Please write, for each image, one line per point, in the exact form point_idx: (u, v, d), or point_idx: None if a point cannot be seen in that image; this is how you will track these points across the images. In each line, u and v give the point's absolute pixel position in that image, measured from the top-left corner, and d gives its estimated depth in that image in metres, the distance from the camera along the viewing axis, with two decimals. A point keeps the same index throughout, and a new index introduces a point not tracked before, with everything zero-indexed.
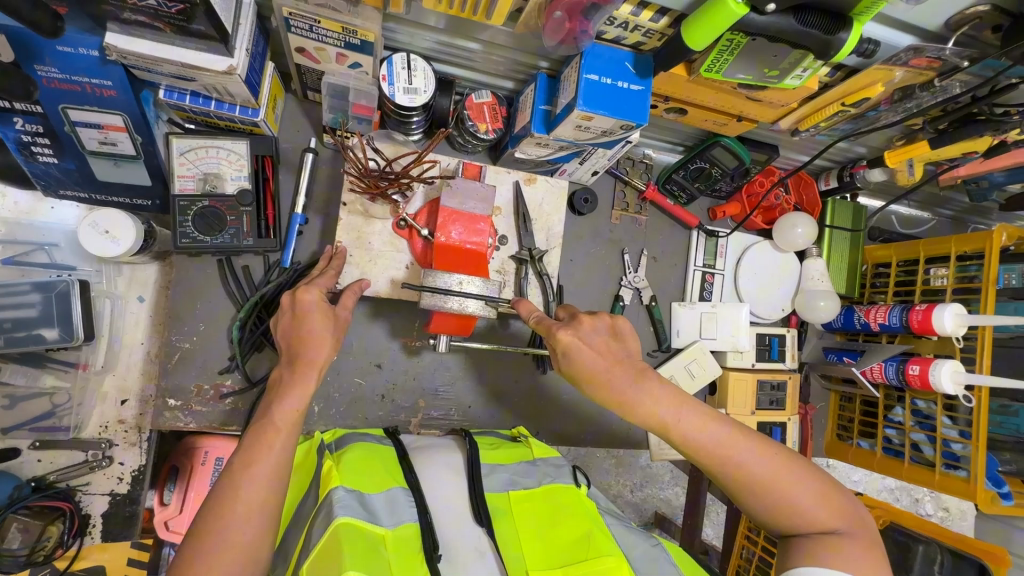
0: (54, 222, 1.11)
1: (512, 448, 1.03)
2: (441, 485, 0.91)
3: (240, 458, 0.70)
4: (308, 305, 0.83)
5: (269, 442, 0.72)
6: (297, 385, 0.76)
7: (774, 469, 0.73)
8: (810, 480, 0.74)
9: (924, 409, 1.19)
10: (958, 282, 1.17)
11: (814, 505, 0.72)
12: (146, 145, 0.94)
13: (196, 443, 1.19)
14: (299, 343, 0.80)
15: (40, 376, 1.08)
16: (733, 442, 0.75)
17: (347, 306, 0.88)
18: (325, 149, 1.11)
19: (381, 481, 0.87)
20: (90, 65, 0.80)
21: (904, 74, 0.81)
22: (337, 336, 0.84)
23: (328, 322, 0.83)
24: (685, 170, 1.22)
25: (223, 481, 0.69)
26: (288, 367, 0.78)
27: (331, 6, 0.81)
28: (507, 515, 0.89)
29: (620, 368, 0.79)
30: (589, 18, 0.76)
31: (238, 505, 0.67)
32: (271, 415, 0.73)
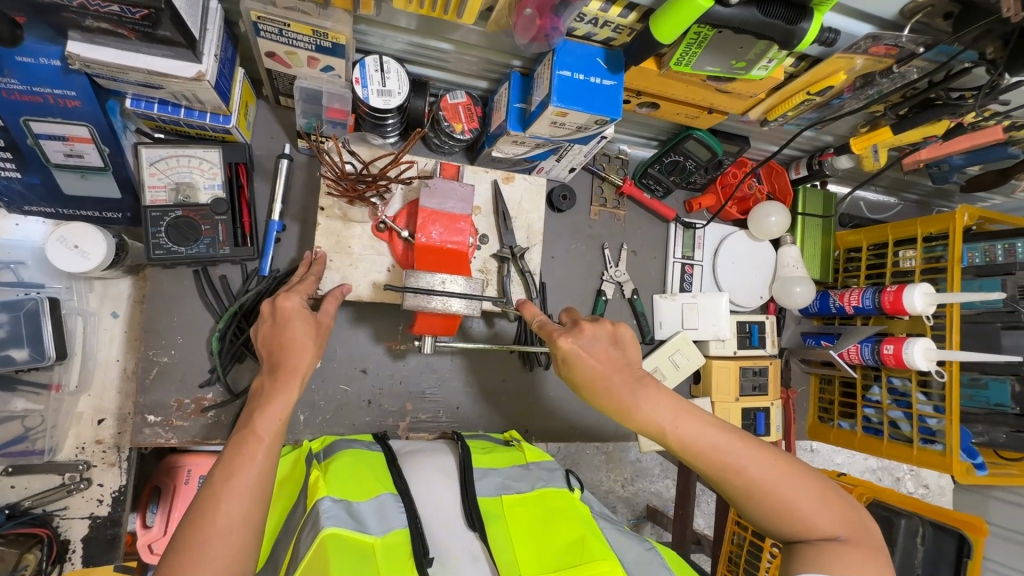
0: (20, 239, 1.07)
1: (502, 451, 1.02)
2: (432, 489, 0.91)
3: (220, 471, 0.69)
4: (290, 313, 0.82)
5: (251, 452, 0.70)
6: (279, 393, 0.75)
7: (776, 477, 0.74)
8: (811, 485, 0.75)
9: (900, 387, 1.22)
10: (926, 262, 1.21)
11: (814, 511, 0.73)
12: (114, 155, 0.92)
13: (179, 460, 1.17)
14: (281, 350, 0.79)
15: (10, 400, 1.04)
16: (734, 448, 0.75)
17: (329, 312, 0.87)
18: (300, 154, 1.10)
19: (370, 488, 0.86)
20: (52, 75, 0.78)
21: (864, 61, 0.83)
22: (320, 343, 0.83)
23: (311, 331, 0.82)
24: (660, 164, 1.24)
25: (204, 494, 0.67)
26: (270, 375, 0.77)
27: (300, 10, 0.80)
28: (498, 518, 0.88)
29: (619, 374, 0.79)
30: (559, 14, 0.76)
31: (220, 519, 0.65)
32: (254, 425, 0.72)
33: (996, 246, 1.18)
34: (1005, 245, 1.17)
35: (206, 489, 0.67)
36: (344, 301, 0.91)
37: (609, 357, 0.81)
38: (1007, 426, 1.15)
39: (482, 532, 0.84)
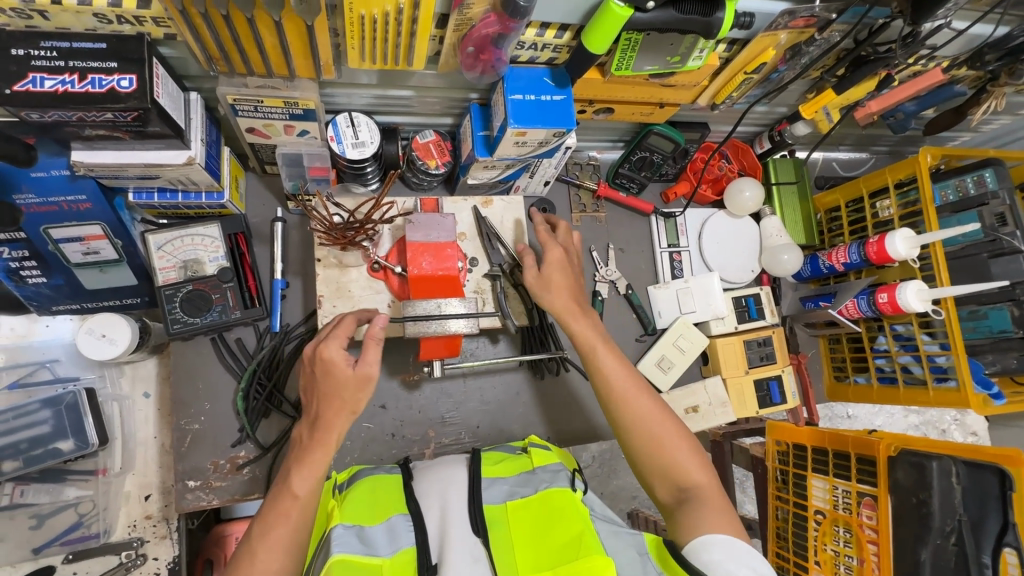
0: (52, 339, 1.17)
1: (511, 462, 0.99)
2: (442, 500, 0.88)
3: (259, 528, 0.77)
4: (335, 362, 0.82)
5: (286, 512, 0.78)
6: (315, 451, 0.81)
7: (654, 415, 0.93)
8: (682, 440, 0.91)
9: (904, 332, 1.24)
10: (903, 209, 1.25)
11: (682, 459, 0.90)
12: (127, 246, 1.01)
13: (225, 529, 1.24)
14: (322, 401, 0.83)
15: (62, 489, 1.12)
16: (629, 383, 0.95)
17: (371, 361, 0.82)
18: (292, 215, 1.18)
19: (382, 511, 0.87)
20: (63, 185, 0.87)
21: (788, 35, 0.89)
22: (361, 399, 0.83)
23: (353, 389, 0.82)
24: (629, 163, 1.31)
25: (244, 546, 0.77)
26: (310, 429, 0.83)
27: (270, 86, 0.88)
28: (503, 526, 0.86)
29: (564, 300, 1.01)
30: (499, 47, 0.84)
31: (255, 572, 0.74)
32: (290, 483, 0.79)
33: (965, 180, 1.21)
34: (975, 177, 1.20)
35: (246, 545, 0.76)
36: (383, 338, 0.84)
37: (560, 283, 1.02)
38: (1015, 351, 1.15)
39: (487, 537, 0.82)
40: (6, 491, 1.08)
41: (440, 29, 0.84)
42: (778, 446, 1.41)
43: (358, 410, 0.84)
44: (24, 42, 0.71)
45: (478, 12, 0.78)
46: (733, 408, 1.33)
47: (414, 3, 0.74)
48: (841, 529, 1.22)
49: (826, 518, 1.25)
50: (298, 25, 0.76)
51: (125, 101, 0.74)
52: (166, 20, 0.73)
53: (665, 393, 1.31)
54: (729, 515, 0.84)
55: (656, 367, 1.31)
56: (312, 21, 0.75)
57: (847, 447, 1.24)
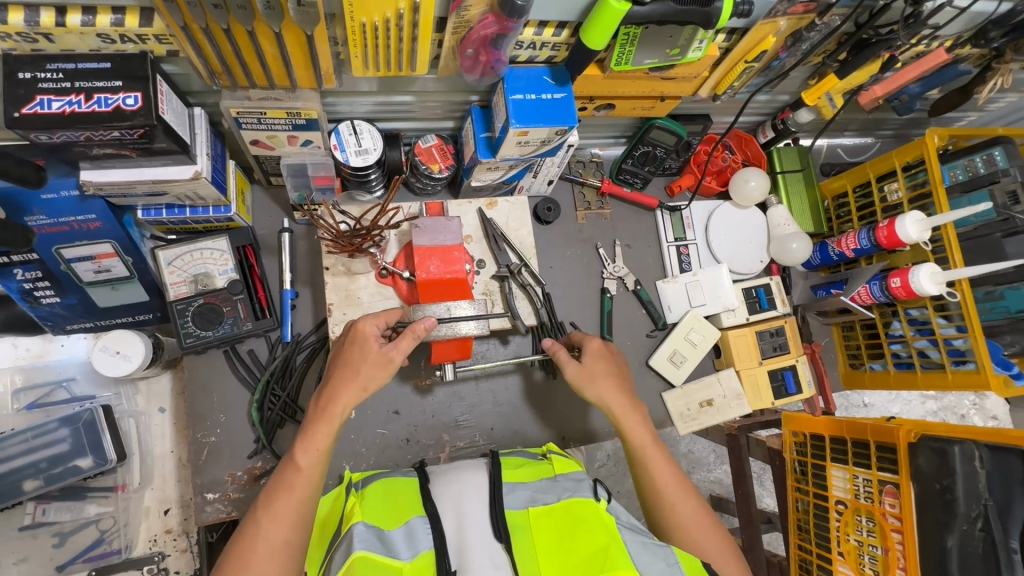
0: (67, 358, 1.18)
1: (531, 467, 0.99)
2: (460, 506, 0.88)
3: (264, 500, 0.78)
4: (365, 337, 0.86)
5: (290, 485, 0.78)
6: (321, 426, 0.81)
7: (697, 519, 0.92)
8: (721, 541, 0.91)
9: (919, 316, 1.23)
10: (912, 192, 1.23)
11: (721, 560, 0.90)
12: (137, 263, 1.02)
13: None
14: (334, 375, 0.85)
15: (83, 506, 1.13)
16: (675, 485, 0.94)
17: (403, 349, 0.85)
18: (299, 225, 1.19)
19: (401, 514, 0.87)
20: (73, 205, 0.88)
21: (787, 22, 0.89)
22: (375, 379, 0.85)
23: (371, 367, 0.84)
24: (632, 159, 1.30)
25: (250, 519, 0.77)
26: (318, 401, 0.84)
27: (272, 97, 0.89)
28: (525, 531, 0.85)
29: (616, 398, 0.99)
30: (498, 48, 0.84)
31: (260, 545, 0.74)
32: (295, 456, 0.80)
33: (975, 159, 1.19)
34: (984, 156, 1.18)
35: (250, 517, 0.76)
36: (424, 336, 0.87)
37: (603, 370, 1.02)
38: None
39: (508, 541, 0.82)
40: (29, 509, 1.10)
41: (439, 32, 0.84)
42: (795, 437, 1.40)
43: (369, 389, 0.85)
44: (31, 64, 0.72)
45: (476, 14, 0.78)
46: (748, 400, 1.31)
47: (413, 8, 0.75)
48: (863, 519, 1.21)
49: (848, 508, 1.24)
50: (299, 36, 0.77)
51: (131, 118, 0.75)
52: (169, 36, 0.74)
53: (678, 387, 1.31)
54: None
55: (669, 362, 1.31)
56: (312, 31, 0.75)
57: (866, 435, 1.22)
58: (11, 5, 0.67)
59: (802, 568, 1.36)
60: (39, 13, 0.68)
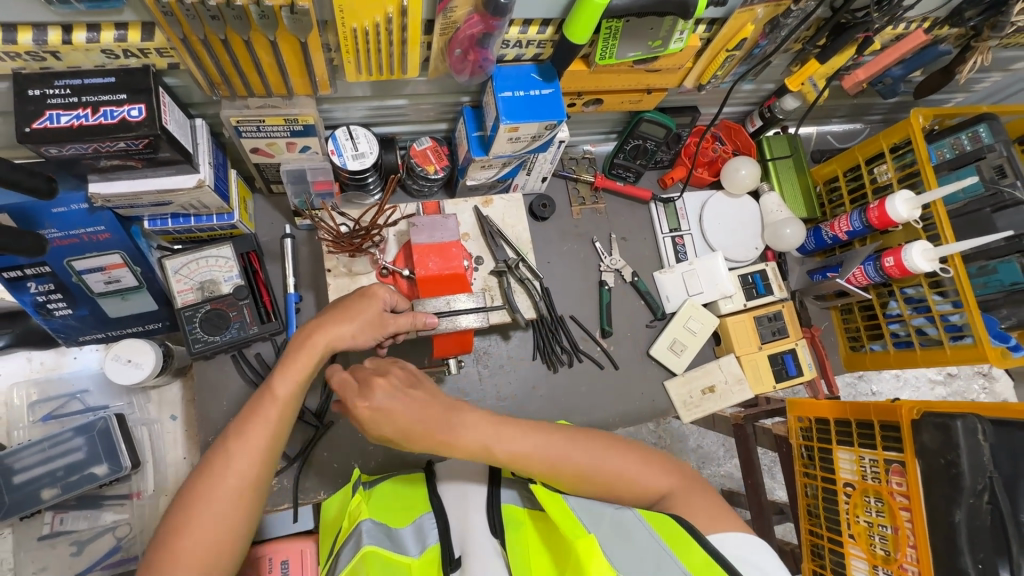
0: (80, 369, 1.21)
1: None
2: (463, 499, 0.89)
3: (236, 428, 0.77)
4: (377, 297, 0.87)
5: (265, 415, 0.78)
6: (300, 359, 0.81)
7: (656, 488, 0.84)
8: (629, 454, 0.85)
9: (915, 294, 1.24)
10: (901, 172, 1.25)
11: (641, 472, 0.84)
12: (145, 273, 1.05)
13: None
14: (325, 313, 0.85)
15: (99, 514, 1.15)
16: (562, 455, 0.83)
17: (401, 325, 0.88)
18: (301, 231, 1.22)
19: (409, 513, 0.90)
20: (82, 217, 0.92)
21: (764, 9, 0.91)
22: (364, 336, 0.86)
23: (371, 324, 0.86)
24: (623, 153, 1.33)
25: (217, 448, 0.76)
26: (300, 335, 0.84)
27: (270, 105, 0.92)
28: (520, 526, 0.84)
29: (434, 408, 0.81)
30: (485, 47, 0.87)
31: (230, 475, 0.73)
32: (273, 386, 0.79)
33: (961, 137, 1.21)
34: (969, 134, 1.20)
35: (221, 446, 0.75)
36: (423, 327, 0.91)
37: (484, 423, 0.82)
38: None
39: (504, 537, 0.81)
40: (47, 518, 1.13)
41: (427, 35, 0.87)
42: (800, 423, 1.41)
43: (355, 339, 0.85)
44: (41, 82, 0.76)
45: (462, 14, 0.81)
46: (749, 385, 1.33)
47: (402, 12, 0.78)
48: (872, 499, 1.21)
49: (857, 489, 1.24)
50: (293, 43, 0.80)
51: (136, 129, 0.78)
52: (170, 49, 0.77)
53: (680, 375, 1.33)
54: (715, 504, 0.81)
55: (669, 350, 1.33)
56: (306, 38, 0.78)
57: (870, 415, 1.22)
58: (21, 25, 0.70)
59: (815, 554, 1.35)
60: (47, 32, 0.71)
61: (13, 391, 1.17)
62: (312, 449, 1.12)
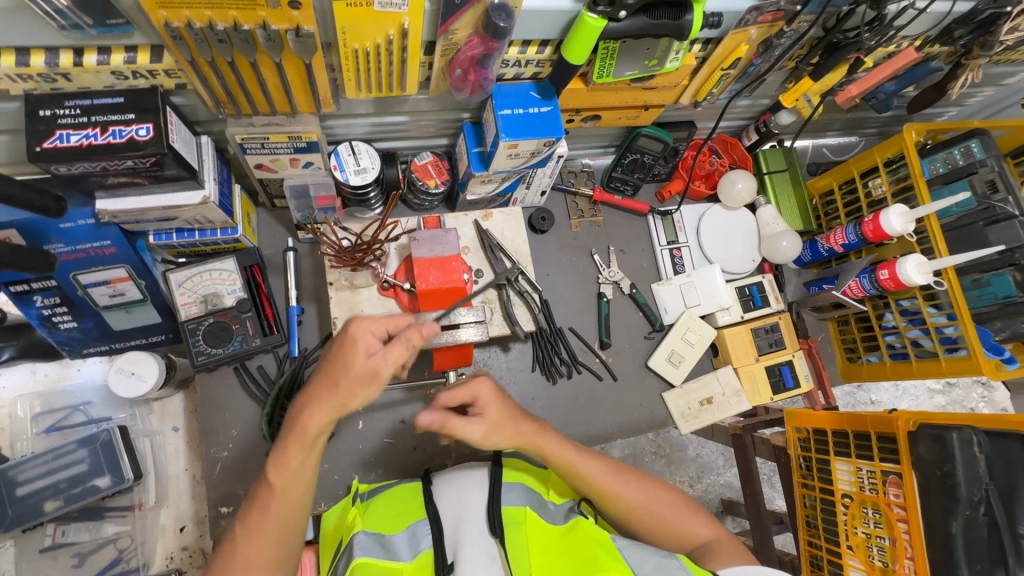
0: (83, 382, 1.22)
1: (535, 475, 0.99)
2: (460, 500, 0.90)
3: (242, 517, 0.79)
4: (356, 342, 0.74)
5: (265, 502, 0.78)
6: (291, 445, 0.77)
7: (673, 513, 0.95)
8: (669, 496, 0.97)
9: (910, 307, 1.25)
10: (895, 186, 1.27)
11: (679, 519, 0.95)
12: (149, 286, 1.07)
13: None
14: (316, 378, 0.77)
15: (102, 526, 1.16)
16: (611, 477, 0.94)
17: (390, 362, 0.73)
18: (303, 244, 1.23)
19: (404, 518, 0.89)
20: (89, 232, 0.93)
21: (758, 30, 0.94)
22: (357, 395, 0.73)
23: (357, 378, 0.73)
24: (621, 166, 1.35)
25: (234, 531, 0.78)
26: (293, 410, 0.79)
27: (274, 123, 0.94)
28: (520, 527, 0.86)
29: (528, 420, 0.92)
30: (485, 67, 0.89)
31: (236, 565, 0.75)
32: (271, 476, 0.78)
33: (953, 152, 1.23)
34: (962, 148, 1.21)
35: (230, 537, 0.77)
36: (419, 348, 0.74)
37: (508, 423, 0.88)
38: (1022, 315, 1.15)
39: (501, 537, 0.83)
40: (49, 530, 1.14)
41: (428, 55, 0.89)
42: (799, 434, 1.42)
43: (347, 406, 0.75)
44: (51, 103, 0.78)
45: (462, 36, 0.83)
46: (747, 396, 1.34)
47: (403, 34, 0.79)
48: (870, 510, 1.22)
49: (854, 500, 1.25)
50: (297, 64, 0.82)
51: (144, 148, 0.80)
52: (177, 70, 0.79)
53: (678, 386, 1.34)
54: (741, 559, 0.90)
55: (667, 362, 1.34)
56: (310, 59, 0.80)
57: (867, 427, 1.24)
58: (33, 48, 0.72)
59: (813, 564, 1.36)
60: (58, 55, 0.73)
61: (17, 403, 1.18)
62: (313, 461, 1.13)
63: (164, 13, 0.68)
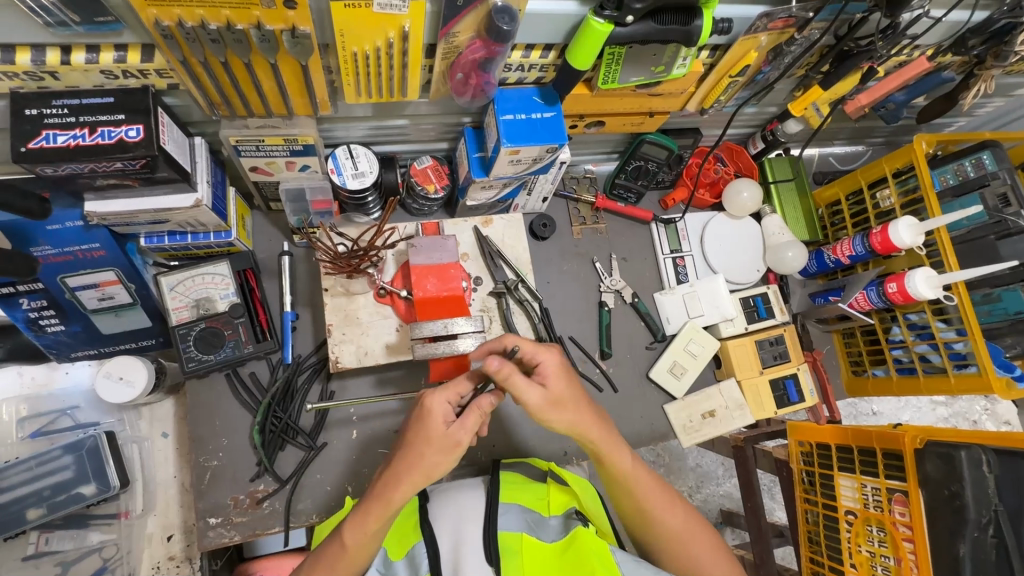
0: (71, 386, 1.19)
1: (532, 492, 0.95)
2: (457, 525, 0.87)
3: (312, 562, 0.83)
4: (435, 412, 0.76)
5: (333, 563, 0.80)
6: (370, 513, 0.78)
7: (686, 533, 0.89)
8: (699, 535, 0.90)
9: (918, 321, 1.22)
10: (904, 198, 1.25)
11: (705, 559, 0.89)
12: (139, 290, 1.04)
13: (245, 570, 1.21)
14: (407, 438, 0.79)
15: (86, 534, 1.13)
16: (649, 488, 0.89)
17: (468, 431, 0.76)
18: (299, 248, 1.21)
19: (405, 541, 0.88)
20: (77, 234, 0.90)
21: (768, 37, 0.91)
22: (440, 464, 0.75)
23: (437, 449, 0.75)
24: (625, 173, 1.33)
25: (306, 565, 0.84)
26: (385, 464, 0.80)
27: (270, 125, 0.92)
28: (516, 554, 0.82)
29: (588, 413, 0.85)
30: (487, 70, 0.86)
31: None
32: (345, 536, 0.79)
33: (964, 164, 1.20)
34: (973, 160, 1.19)
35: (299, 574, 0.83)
36: (491, 413, 0.78)
37: (571, 399, 0.82)
38: None
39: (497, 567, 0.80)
40: (32, 538, 1.10)
41: (429, 58, 0.87)
42: (802, 447, 1.39)
43: (433, 476, 0.76)
44: (37, 101, 0.75)
45: (464, 39, 0.81)
46: (750, 410, 1.31)
47: (403, 37, 0.77)
48: (875, 528, 1.19)
49: (857, 518, 1.22)
50: (293, 66, 0.79)
51: (133, 150, 0.77)
52: (169, 70, 0.77)
53: (680, 399, 1.31)
54: None
55: (669, 373, 1.31)
56: (307, 61, 0.78)
57: (872, 443, 1.20)
58: (19, 46, 0.70)
59: None
60: (45, 53, 0.70)
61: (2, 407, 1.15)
62: (305, 470, 1.10)
63: (155, 11, 0.65)
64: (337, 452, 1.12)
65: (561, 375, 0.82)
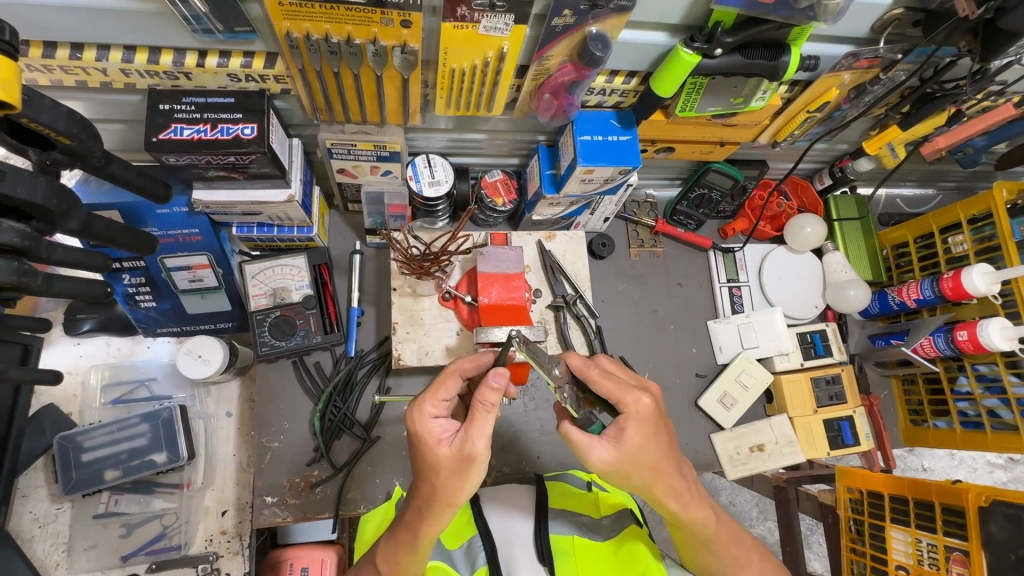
0: (151, 359, 1.28)
1: (578, 497, 0.98)
2: (507, 522, 0.92)
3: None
4: (422, 440, 0.74)
5: None
6: (402, 552, 0.77)
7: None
8: None
9: (988, 372, 1.18)
10: (979, 244, 1.21)
11: None
12: (226, 275, 1.12)
13: (282, 555, 1.25)
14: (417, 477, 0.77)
15: (151, 500, 1.20)
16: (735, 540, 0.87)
17: (475, 439, 0.71)
18: (369, 248, 1.27)
19: (460, 532, 0.92)
20: (181, 219, 0.98)
21: (851, 75, 0.92)
22: (458, 485, 0.72)
23: (452, 470, 0.72)
24: (687, 200, 1.34)
25: None
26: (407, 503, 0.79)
27: (363, 131, 0.98)
28: (569, 555, 0.88)
29: (650, 469, 0.75)
30: (572, 92, 0.91)
31: None
32: None
33: None
34: None
35: None
36: (493, 405, 0.71)
37: (647, 451, 0.74)
38: None
39: (551, 566, 0.86)
40: (104, 498, 1.19)
41: (519, 78, 0.91)
42: (850, 494, 1.32)
43: (456, 499, 0.74)
44: (170, 98, 0.84)
45: (555, 63, 0.86)
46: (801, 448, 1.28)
47: (500, 57, 0.82)
48: None
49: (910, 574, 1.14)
50: (396, 79, 0.85)
51: (247, 146, 0.84)
52: (286, 77, 0.84)
53: (728, 429, 1.29)
54: None
55: (719, 403, 1.29)
56: (409, 75, 0.84)
57: (930, 496, 1.14)
58: (164, 48, 0.78)
59: None
60: (185, 55, 0.79)
61: (90, 372, 1.25)
62: (358, 461, 1.14)
63: (288, 24, 0.72)
64: (389, 447, 1.16)
65: (642, 428, 0.74)
